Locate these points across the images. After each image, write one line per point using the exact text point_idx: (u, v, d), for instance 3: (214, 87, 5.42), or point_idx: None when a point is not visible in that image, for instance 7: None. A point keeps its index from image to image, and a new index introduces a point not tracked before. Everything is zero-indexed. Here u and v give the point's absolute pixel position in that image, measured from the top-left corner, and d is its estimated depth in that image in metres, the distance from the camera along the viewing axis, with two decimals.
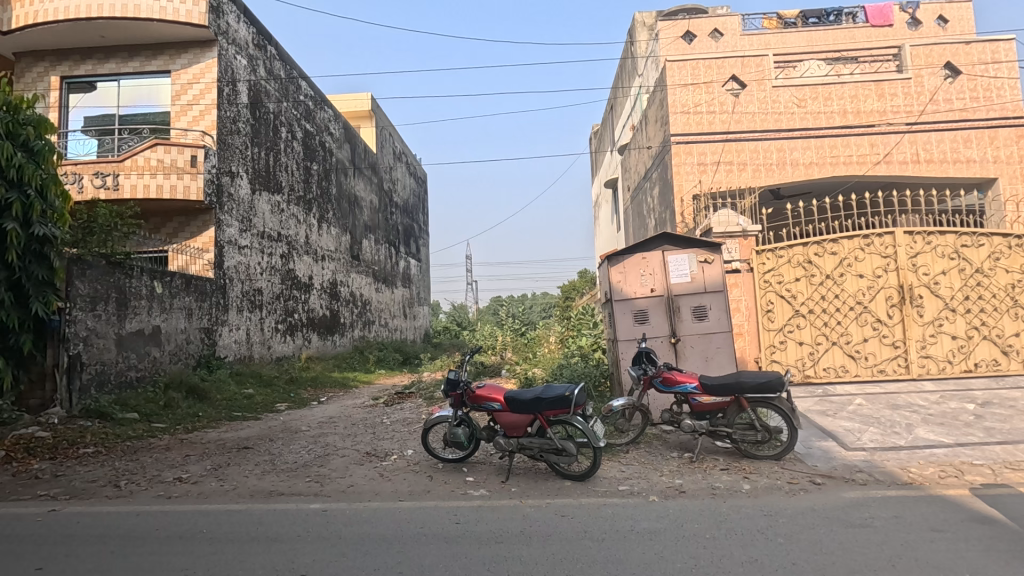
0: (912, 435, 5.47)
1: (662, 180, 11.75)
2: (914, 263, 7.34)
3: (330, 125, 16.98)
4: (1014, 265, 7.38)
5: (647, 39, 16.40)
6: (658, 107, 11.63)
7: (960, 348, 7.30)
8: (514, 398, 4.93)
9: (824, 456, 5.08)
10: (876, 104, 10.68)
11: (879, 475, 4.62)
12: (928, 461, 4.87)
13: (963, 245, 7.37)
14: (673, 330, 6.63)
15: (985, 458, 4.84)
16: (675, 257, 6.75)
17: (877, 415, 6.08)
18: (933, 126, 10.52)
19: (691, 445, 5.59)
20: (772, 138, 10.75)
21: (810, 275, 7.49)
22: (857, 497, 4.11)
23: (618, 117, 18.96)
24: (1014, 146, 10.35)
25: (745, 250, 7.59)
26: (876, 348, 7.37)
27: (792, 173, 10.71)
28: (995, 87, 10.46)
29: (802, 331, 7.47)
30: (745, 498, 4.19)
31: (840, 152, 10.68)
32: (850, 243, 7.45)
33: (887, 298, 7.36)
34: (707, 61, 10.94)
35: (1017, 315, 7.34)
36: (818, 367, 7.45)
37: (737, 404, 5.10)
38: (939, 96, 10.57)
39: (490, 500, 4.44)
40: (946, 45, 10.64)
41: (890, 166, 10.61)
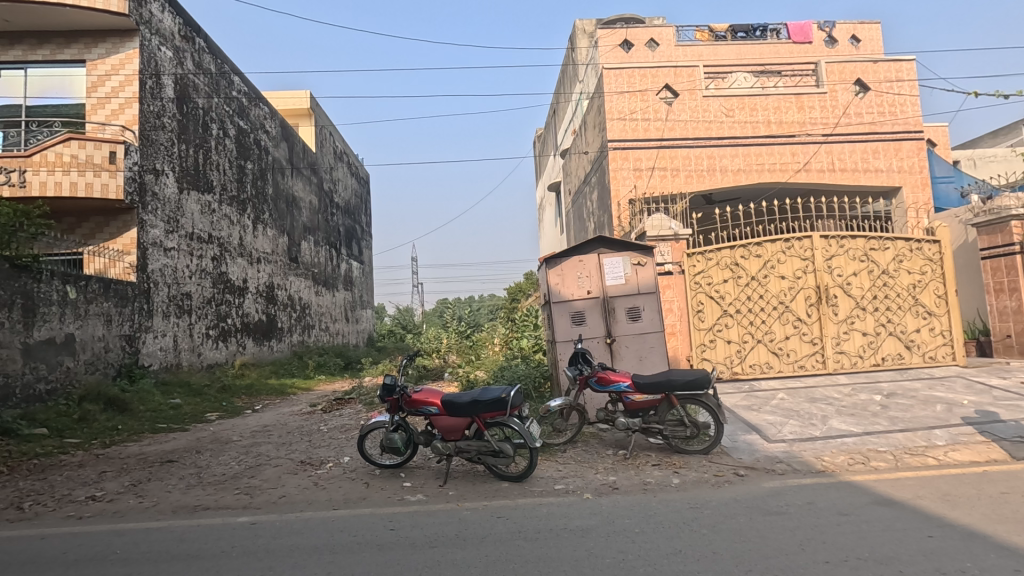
0: (826, 426, 5.86)
1: (600, 185, 12.05)
2: (830, 265, 7.87)
3: (266, 123, 16.36)
4: (915, 266, 8.03)
5: (587, 46, 16.77)
6: (596, 113, 11.94)
7: (869, 344, 7.88)
8: (450, 401, 4.92)
9: (747, 449, 5.36)
10: (797, 115, 11.37)
11: (796, 465, 4.93)
12: (840, 449, 5.24)
13: (872, 248, 7.97)
14: (609, 330, 6.81)
15: (889, 445, 5.25)
16: (610, 260, 6.95)
17: (797, 408, 6.48)
18: (846, 138, 11.32)
19: (626, 442, 5.76)
20: (703, 145, 11.24)
21: (737, 277, 7.90)
22: (775, 487, 4.36)
23: (560, 122, 19.37)
24: (916, 157, 11.30)
25: (676, 253, 7.93)
26: (797, 345, 7.85)
27: (721, 179, 11.25)
28: (899, 103, 11.40)
29: (730, 330, 7.86)
30: (674, 492, 4.36)
31: (765, 160, 11.29)
32: (772, 247, 7.90)
33: (806, 298, 7.85)
34: (642, 70, 11.33)
35: (919, 313, 7.98)
36: (744, 363, 7.85)
37: (667, 401, 5.30)
38: (851, 110, 11.38)
39: (427, 505, 4.40)
40: (857, 63, 11.49)
41: (810, 174, 11.31)
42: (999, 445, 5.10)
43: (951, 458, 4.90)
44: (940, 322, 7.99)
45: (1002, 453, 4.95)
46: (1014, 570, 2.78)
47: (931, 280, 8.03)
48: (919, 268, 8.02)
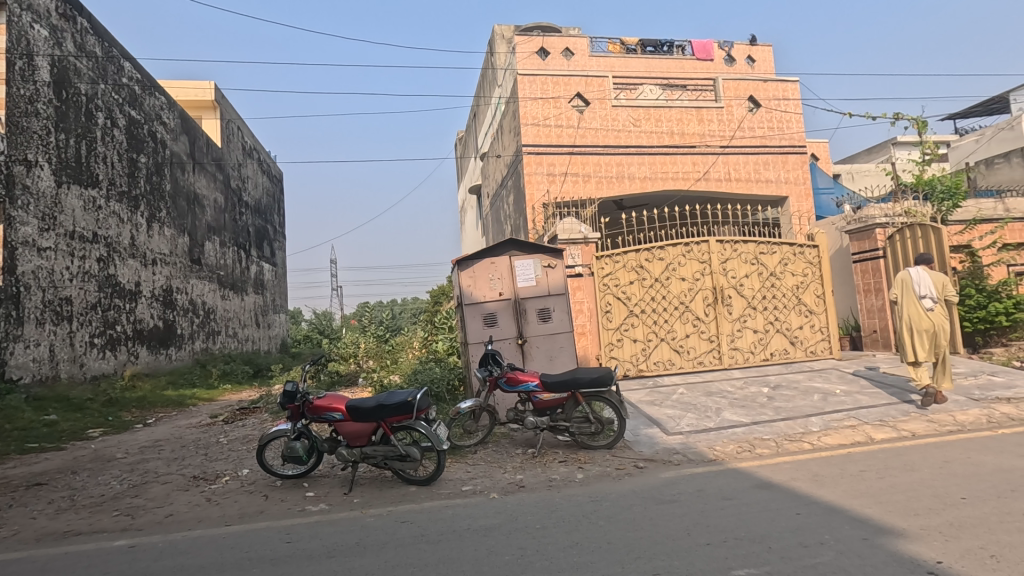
0: (720, 418, 6.29)
1: (516, 189, 12.25)
2: (725, 267, 8.45)
3: (163, 114, 15.17)
4: (799, 269, 8.80)
5: (505, 51, 16.96)
6: (511, 118, 12.12)
7: (760, 340, 8.54)
8: (355, 407, 4.80)
9: (648, 442, 5.64)
10: (697, 127, 12.13)
11: (691, 455, 5.25)
12: (731, 439, 5.64)
13: (761, 253, 8.64)
14: (519, 331, 6.95)
15: (772, 433, 5.73)
16: (522, 262, 7.07)
17: (695, 401, 6.90)
18: (741, 150, 12.23)
19: (535, 440, 5.88)
20: (614, 152, 11.72)
21: (642, 279, 8.32)
22: (670, 477, 4.61)
23: (479, 126, 19.48)
24: (801, 169, 12.45)
25: (586, 256, 8.23)
26: (696, 343, 8.37)
27: (629, 185, 11.78)
28: (786, 120, 12.52)
29: (636, 330, 8.27)
30: (577, 487, 4.50)
31: (670, 169, 11.95)
32: (674, 250, 8.39)
33: (704, 298, 8.39)
34: (555, 78, 11.69)
35: (801, 311, 8.76)
36: (649, 361, 8.28)
37: (573, 399, 5.48)
38: (745, 124, 12.32)
39: (329, 514, 4.26)
40: (749, 81, 12.50)
41: (709, 183, 12.10)
42: (862, 429, 5.70)
43: (823, 442, 5.42)
44: (819, 319, 8.81)
45: (865, 435, 5.54)
46: (863, 538, 3.13)
47: (812, 281, 8.83)
48: (802, 270, 8.81)
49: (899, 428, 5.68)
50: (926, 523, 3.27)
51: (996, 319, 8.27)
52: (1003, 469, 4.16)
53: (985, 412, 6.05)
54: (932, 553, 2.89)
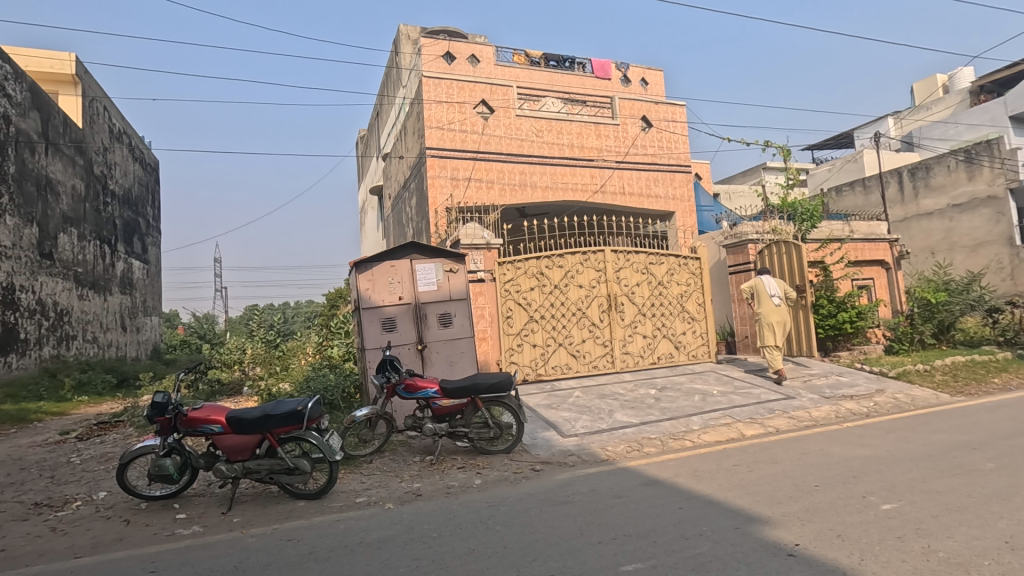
0: (612, 419, 6.59)
1: (418, 192, 12.07)
2: (618, 276, 8.91)
3: (7, 85, 13.15)
4: (683, 279, 9.49)
5: (409, 53, 16.68)
6: (415, 119, 11.96)
7: (649, 345, 9.08)
8: (237, 418, 4.44)
9: (545, 445, 5.77)
10: (595, 142, 12.72)
11: (585, 456, 5.45)
12: (621, 439, 5.93)
13: (651, 263, 9.21)
14: (419, 336, 6.83)
15: (658, 432, 6.10)
16: (422, 266, 6.98)
17: (589, 404, 7.18)
18: (634, 166, 12.99)
19: (433, 447, 5.79)
20: (516, 161, 11.94)
21: (542, 285, 8.55)
22: (565, 478, 4.75)
23: (382, 125, 19.00)
24: (686, 187, 13.50)
25: (488, 262, 8.35)
26: (591, 348, 8.72)
27: (531, 194, 12.05)
28: (674, 140, 13.52)
29: (535, 335, 8.47)
30: (475, 493, 4.49)
31: (569, 180, 12.38)
32: (572, 258, 8.71)
33: (600, 305, 8.78)
34: (461, 83, 11.73)
35: (685, 318, 9.45)
36: (547, 365, 8.49)
37: (473, 404, 5.48)
38: (638, 142, 13.12)
39: (204, 537, 3.88)
40: (642, 102, 13.36)
41: (605, 195, 12.70)
42: (735, 426, 6.25)
43: (702, 440, 5.86)
44: (700, 325, 9.55)
45: (737, 432, 6.09)
46: (735, 527, 3.41)
47: (695, 290, 9.56)
48: (686, 280, 9.50)
49: (765, 425, 6.30)
50: (786, 510, 3.64)
51: (843, 326, 9.46)
52: (847, 458, 4.75)
53: (833, 408, 6.88)
54: (791, 537, 3.22)
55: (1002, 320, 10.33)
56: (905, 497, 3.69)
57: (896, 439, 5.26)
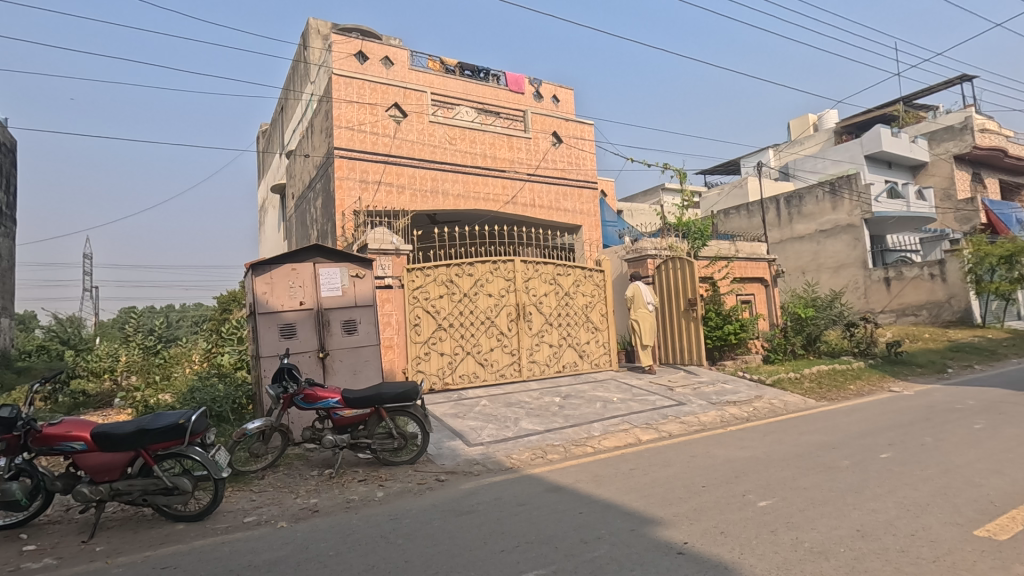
0: (517, 427, 6.68)
1: (324, 193, 11.56)
2: (527, 286, 9.08)
3: None
4: (588, 290, 9.87)
5: (319, 48, 16.02)
6: (323, 118, 11.50)
7: (554, 353, 9.32)
8: (106, 433, 3.98)
9: (450, 454, 5.71)
10: (508, 154, 12.93)
11: (490, 464, 5.46)
12: (526, 447, 6.02)
13: (558, 274, 9.48)
14: (321, 344, 6.53)
15: (562, 439, 6.27)
16: (327, 270, 6.70)
17: (495, 412, 7.22)
18: (545, 179, 13.35)
19: (333, 460, 5.54)
20: (428, 167, 11.83)
21: (451, 293, 8.53)
22: (469, 488, 4.72)
23: (286, 121, 18.05)
24: (592, 203, 14.09)
25: (396, 268, 8.18)
26: (499, 356, 8.78)
27: (443, 202, 11.96)
28: (582, 157, 14.08)
29: (443, 343, 8.39)
30: (377, 506, 4.33)
31: (481, 189, 12.45)
32: (482, 267, 8.77)
33: (508, 314, 8.90)
34: (373, 85, 11.51)
35: (589, 327, 9.82)
36: (455, 374, 8.43)
37: (376, 414, 5.31)
38: (549, 157, 13.52)
39: (58, 570, 3.41)
40: (553, 119, 13.80)
41: (516, 207, 12.92)
42: (632, 432, 6.58)
43: (602, 445, 6.10)
44: (602, 335, 9.97)
45: (634, 437, 6.40)
46: (631, 529, 3.57)
47: (598, 301, 9.98)
48: (590, 292, 9.89)
49: (660, 430, 6.69)
50: (677, 510, 3.87)
51: (728, 337, 10.28)
52: (729, 459, 5.15)
53: (719, 413, 7.46)
54: (680, 536, 3.42)
55: (857, 334, 11.75)
56: (778, 494, 4.06)
57: (770, 441, 5.80)
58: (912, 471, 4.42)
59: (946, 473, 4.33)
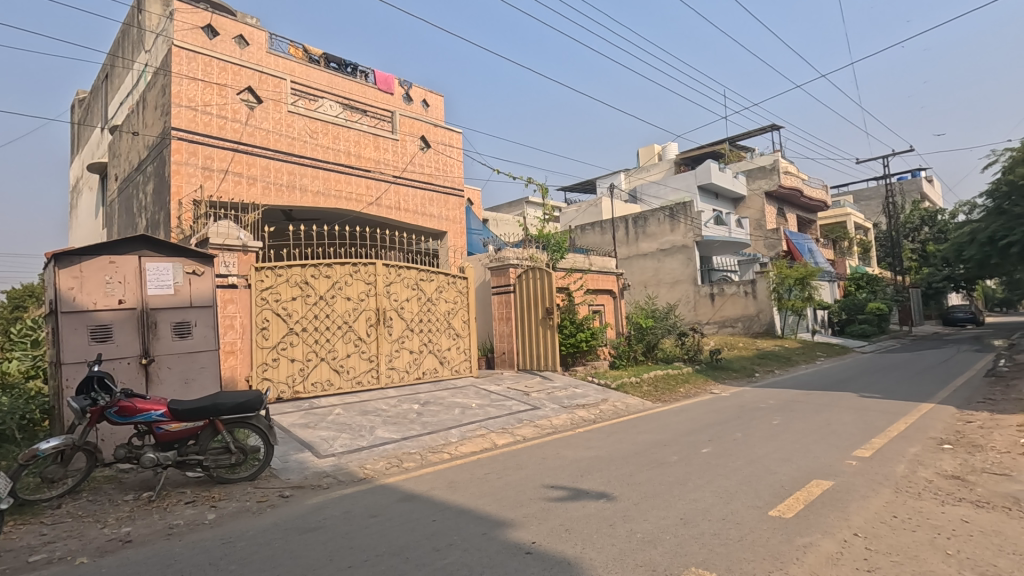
0: (372, 436, 6.45)
1: (157, 176, 10.22)
2: (388, 290, 8.86)
3: None
4: (450, 297, 9.91)
5: (159, 14, 14.16)
6: (159, 92, 10.18)
7: (415, 360, 9.18)
8: None
9: (297, 468, 5.32)
10: (374, 153, 12.54)
11: (341, 476, 5.20)
12: (381, 456, 5.83)
13: (421, 279, 9.39)
14: (144, 348, 5.74)
15: (418, 446, 6.19)
16: (156, 265, 5.92)
17: (349, 421, 6.90)
18: (410, 183, 13.16)
19: (155, 481, 4.87)
20: (285, 159, 11.02)
21: (305, 296, 8.03)
22: (317, 502, 4.44)
23: (112, 91, 15.67)
24: (458, 210, 14.20)
25: (242, 266, 7.50)
26: (356, 363, 8.41)
27: (300, 198, 11.21)
28: (450, 164, 14.15)
29: (294, 349, 7.83)
30: (207, 530, 3.89)
31: (343, 187, 11.90)
32: (341, 269, 8.38)
33: (367, 319, 8.59)
34: (222, 64, 10.48)
35: (450, 334, 9.85)
36: (306, 382, 7.90)
37: (211, 428, 4.79)
38: (416, 161, 13.36)
39: None
40: (422, 123, 13.70)
41: (380, 208, 12.55)
42: (488, 437, 6.71)
43: (459, 451, 6.14)
44: (463, 342, 10.05)
45: (490, 442, 6.54)
46: (482, 533, 3.63)
47: (460, 308, 10.07)
48: (453, 298, 9.94)
49: (514, 434, 6.91)
50: (527, 511, 4.02)
51: (580, 343, 10.98)
52: (576, 459, 5.49)
53: (570, 416, 7.92)
54: (529, 536, 3.56)
55: (686, 342, 13.25)
56: (617, 490, 4.41)
57: (612, 441, 6.30)
58: (726, 463, 5.08)
59: (750, 463, 5.04)
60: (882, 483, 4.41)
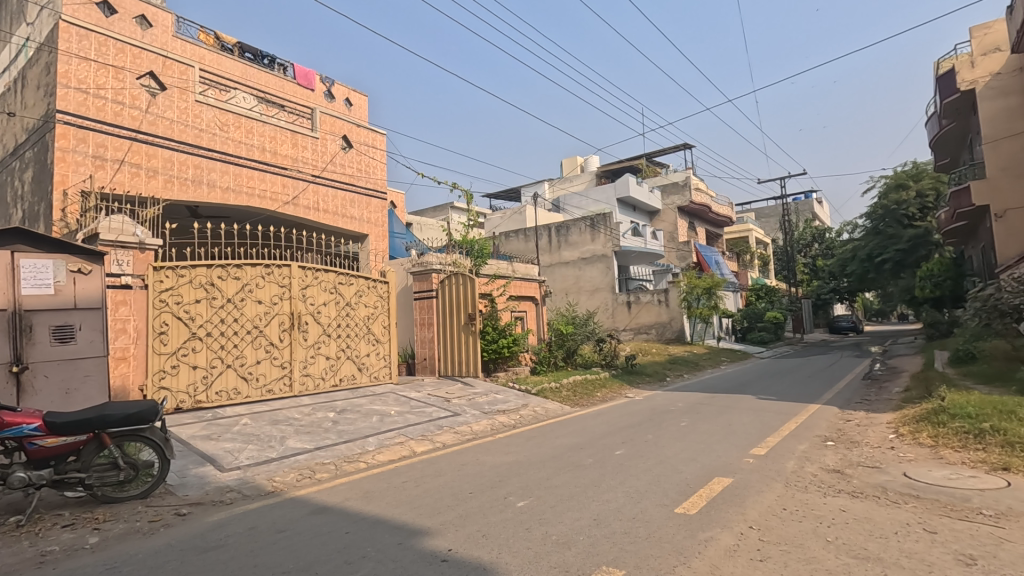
0: (283, 447, 6.12)
1: (38, 163, 9.18)
2: (304, 294, 8.50)
3: None
4: (370, 301, 9.66)
5: None
6: (42, 71, 9.17)
7: (331, 366, 8.84)
8: None
9: (197, 483, 4.94)
10: (291, 151, 12.01)
11: (246, 491, 4.89)
12: (291, 468, 5.55)
13: (339, 283, 9.09)
14: (16, 355, 5.24)
15: (332, 456, 5.96)
16: (32, 262, 5.44)
17: (257, 432, 6.51)
18: (330, 183, 12.70)
19: (25, 504, 4.34)
20: (190, 152, 10.30)
21: (210, 298, 7.52)
22: (219, 519, 4.16)
23: None
24: (380, 213, 13.87)
25: (139, 265, 6.91)
26: (267, 369, 7.97)
27: (207, 193, 10.49)
28: (372, 166, 13.83)
29: (197, 355, 7.30)
30: (88, 555, 3.51)
31: (255, 184, 11.28)
32: (252, 271, 7.94)
33: (280, 324, 8.17)
34: (120, 44, 9.61)
35: (370, 339, 9.59)
36: (210, 391, 7.37)
37: (96, 442, 4.36)
38: (336, 160, 12.93)
39: None
40: (344, 122, 13.27)
41: (297, 208, 12.00)
42: (407, 444, 6.59)
43: (376, 460, 5.97)
44: (383, 348, 9.82)
45: (409, 450, 6.43)
46: (398, 543, 3.55)
47: (381, 313, 9.84)
48: (373, 303, 9.70)
49: (434, 441, 6.83)
50: (444, 519, 3.98)
51: (502, 349, 11.04)
52: (495, 465, 5.52)
53: (490, 422, 7.95)
54: (446, 543, 3.52)
55: (604, 348, 13.71)
56: (534, 494, 4.48)
57: (531, 445, 6.39)
58: (637, 464, 5.30)
59: (660, 464, 5.30)
60: (774, 478, 4.78)
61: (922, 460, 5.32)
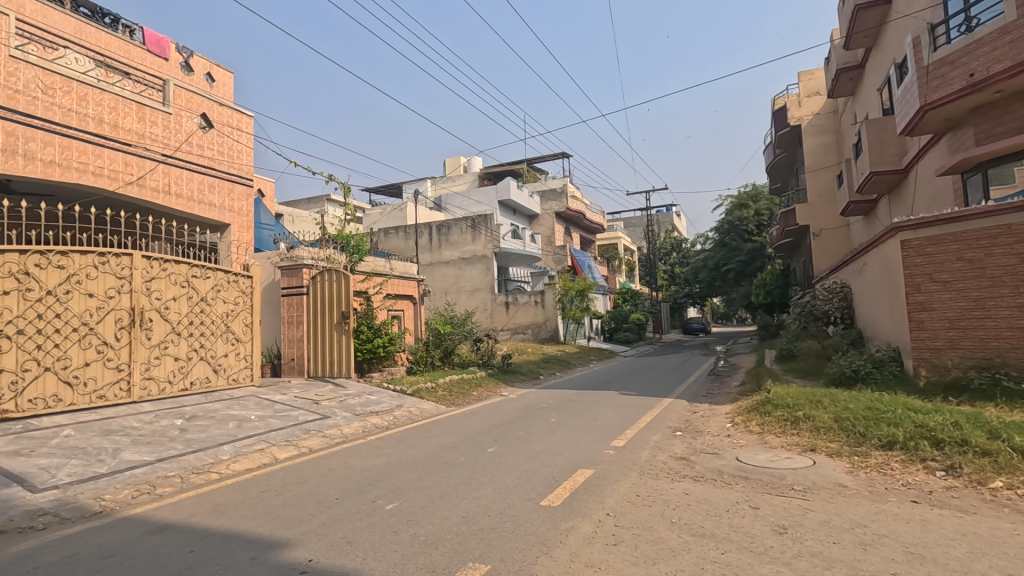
0: (115, 460, 5.38)
1: None
2: (148, 287, 7.58)
3: None
4: (230, 297, 8.88)
5: None
6: None
7: (180, 368, 7.96)
8: None
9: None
10: (135, 125, 10.62)
11: (66, 513, 4.23)
12: (125, 483, 4.90)
13: (192, 276, 8.24)
14: None
15: (178, 468, 5.36)
16: None
17: (83, 444, 5.67)
18: (184, 164, 11.44)
19: None
20: (3, 115, 8.63)
21: (24, 290, 6.39)
22: (27, 548, 3.55)
23: None
24: (244, 201, 12.79)
25: None
26: (98, 373, 6.96)
27: (24, 166, 8.90)
28: (236, 150, 12.72)
29: (3, 356, 6.15)
30: None
31: (90, 160, 9.80)
32: (82, 259, 6.90)
33: (117, 320, 7.20)
34: None
35: (228, 339, 8.80)
36: (20, 398, 6.25)
37: None
38: (193, 140, 11.68)
39: None
40: (204, 99, 11.99)
41: (142, 189, 10.63)
42: (268, 451, 6.14)
43: (230, 470, 5.49)
44: (244, 347, 9.07)
45: (269, 457, 5.99)
46: (251, 558, 3.29)
47: (242, 310, 9.08)
48: (232, 299, 8.92)
49: (299, 446, 6.43)
50: (304, 528, 3.76)
51: (377, 349, 10.71)
52: (365, 468, 5.34)
53: (361, 424, 7.67)
54: (305, 554, 3.34)
55: (482, 347, 13.89)
56: (403, 495, 4.41)
57: (404, 447, 6.28)
58: (508, 461, 5.45)
59: (529, 459, 5.49)
60: (630, 468, 5.19)
61: (751, 445, 6.10)
